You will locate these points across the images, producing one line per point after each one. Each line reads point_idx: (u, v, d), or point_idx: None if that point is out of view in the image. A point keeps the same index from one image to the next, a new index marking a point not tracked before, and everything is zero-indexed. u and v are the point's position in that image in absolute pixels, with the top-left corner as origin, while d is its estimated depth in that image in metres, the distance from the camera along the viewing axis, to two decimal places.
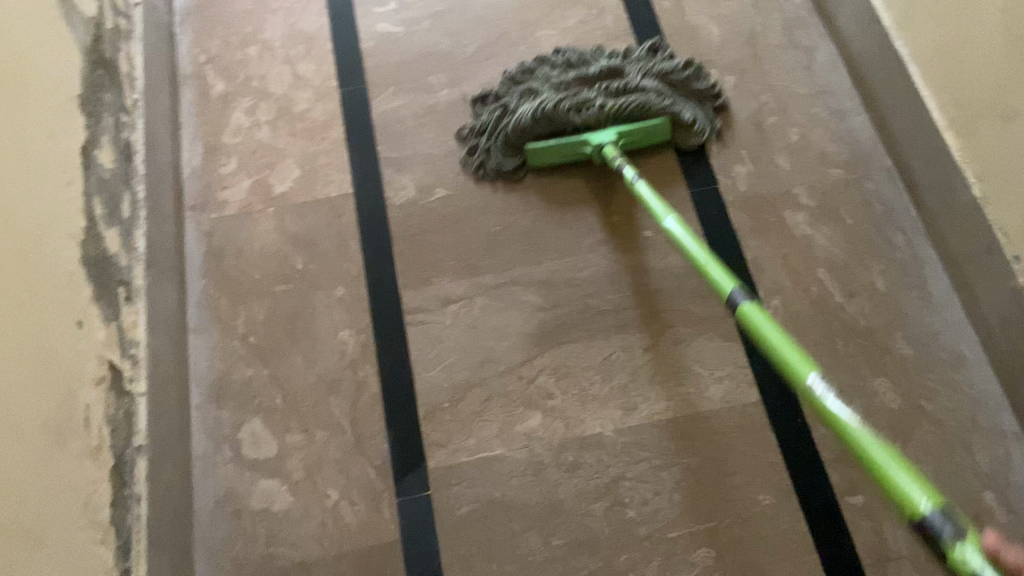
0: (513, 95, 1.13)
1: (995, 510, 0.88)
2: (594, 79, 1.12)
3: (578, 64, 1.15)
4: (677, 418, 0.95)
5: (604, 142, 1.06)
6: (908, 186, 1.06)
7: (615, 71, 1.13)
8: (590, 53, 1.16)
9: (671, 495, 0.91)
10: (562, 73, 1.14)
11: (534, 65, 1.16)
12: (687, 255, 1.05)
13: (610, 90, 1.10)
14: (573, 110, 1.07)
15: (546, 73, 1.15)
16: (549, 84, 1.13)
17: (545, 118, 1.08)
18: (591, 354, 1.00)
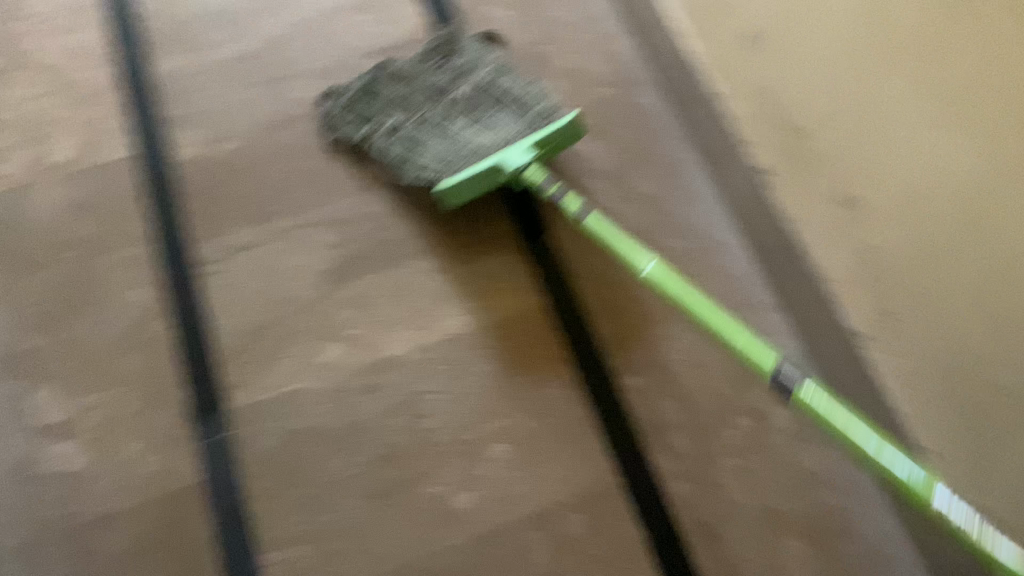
0: (373, 122, 1.10)
1: (757, 374, 0.96)
2: (451, 99, 1.09)
3: (405, 79, 1.12)
4: (471, 329, 0.98)
5: (520, 166, 1.00)
6: (671, 96, 1.13)
7: (458, 79, 1.12)
8: (416, 63, 1.13)
9: (466, 401, 0.94)
10: (406, 98, 1.11)
11: (379, 82, 1.12)
12: None
13: (457, 101, 1.09)
14: (464, 140, 1.03)
15: (387, 92, 1.12)
16: (402, 110, 1.10)
17: (439, 163, 1.03)
18: (385, 280, 1.02)
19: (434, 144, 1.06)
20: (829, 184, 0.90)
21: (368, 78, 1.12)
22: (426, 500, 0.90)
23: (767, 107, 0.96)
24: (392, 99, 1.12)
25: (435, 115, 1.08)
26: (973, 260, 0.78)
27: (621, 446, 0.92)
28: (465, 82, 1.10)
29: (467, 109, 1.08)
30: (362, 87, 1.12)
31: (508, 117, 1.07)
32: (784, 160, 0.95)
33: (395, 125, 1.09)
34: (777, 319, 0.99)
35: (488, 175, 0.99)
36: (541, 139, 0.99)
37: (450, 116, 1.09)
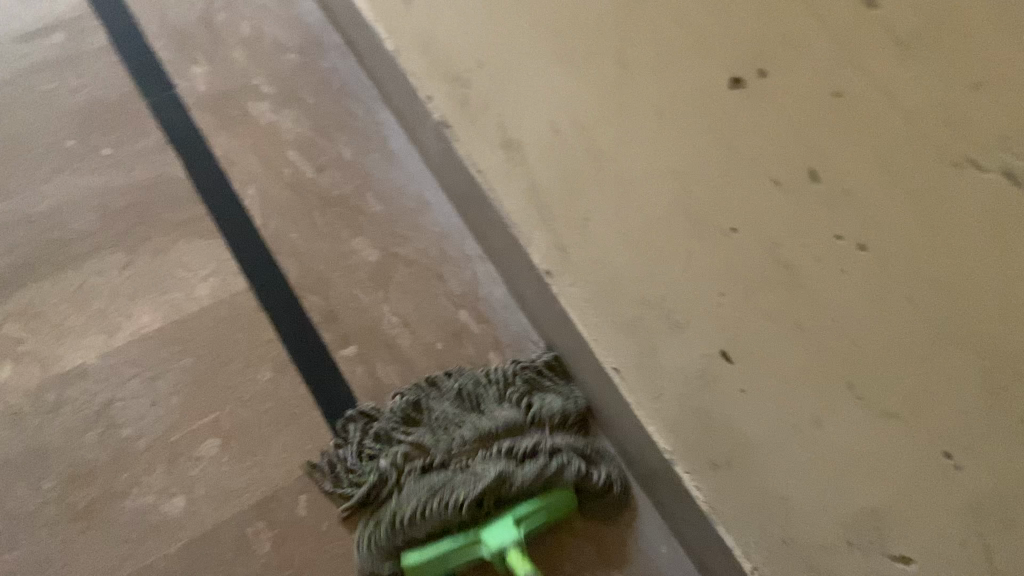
0: (393, 451, 0.86)
1: (471, 322, 0.97)
2: (492, 437, 0.86)
3: (472, 401, 0.89)
4: (166, 326, 0.92)
5: (506, 542, 0.80)
6: (357, 58, 1.11)
7: (520, 423, 0.87)
8: (477, 376, 0.91)
9: (168, 401, 0.89)
10: (455, 426, 0.87)
11: (422, 399, 0.90)
12: (153, 165, 1.01)
13: (506, 449, 0.85)
14: (465, 510, 0.81)
15: (422, 413, 0.89)
16: (438, 443, 0.86)
17: (432, 516, 0.80)
18: (61, 287, 0.93)
19: (455, 493, 0.81)
20: (489, 127, 0.86)
21: (415, 390, 0.91)
22: (130, 513, 0.83)
23: (423, 57, 0.93)
24: (441, 416, 0.89)
25: (464, 457, 0.85)
26: (651, 177, 0.63)
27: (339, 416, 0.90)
28: (513, 411, 0.88)
29: (508, 472, 0.83)
30: (444, 381, 0.91)
31: (538, 449, 0.85)
32: (451, 109, 0.92)
33: (417, 479, 0.84)
34: (484, 268, 1.01)
35: (462, 547, 0.80)
36: (519, 510, 0.82)
37: (466, 473, 0.83)
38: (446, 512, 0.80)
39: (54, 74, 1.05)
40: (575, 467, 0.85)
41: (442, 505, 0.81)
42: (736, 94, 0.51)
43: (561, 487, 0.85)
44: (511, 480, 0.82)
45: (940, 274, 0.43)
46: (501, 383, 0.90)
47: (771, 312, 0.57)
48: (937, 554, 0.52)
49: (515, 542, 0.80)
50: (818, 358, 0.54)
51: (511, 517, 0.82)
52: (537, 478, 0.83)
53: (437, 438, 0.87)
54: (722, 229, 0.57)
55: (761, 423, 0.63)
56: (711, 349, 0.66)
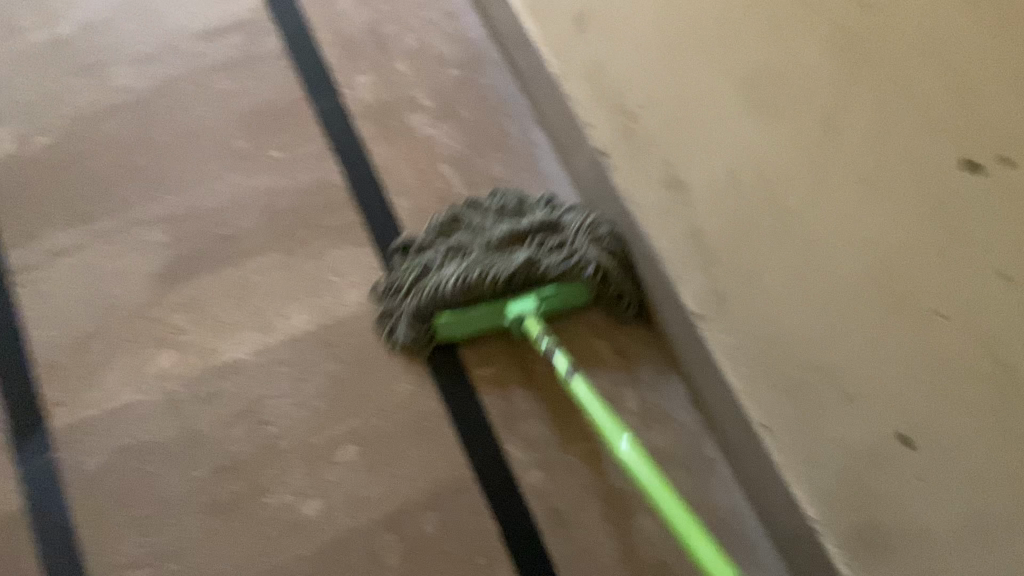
0: (438, 242, 0.97)
1: (608, 356, 0.96)
2: (526, 233, 0.95)
3: (514, 212, 0.99)
4: (315, 329, 0.95)
5: (524, 310, 0.92)
6: (516, 79, 1.11)
7: (552, 221, 0.96)
8: (519, 196, 1.00)
9: (313, 403, 0.91)
10: (492, 225, 0.97)
11: (462, 210, 0.99)
12: (316, 171, 1.04)
13: (534, 241, 0.95)
14: (499, 273, 0.91)
15: (472, 223, 0.98)
16: (474, 237, 0.96)
17: (472, 291, 0.91)
18: (223, 282, 0.97)
19: (491, 275, 0.91)
20: (652, 162, 0.83)
21: (460, 208, 0.99)
22: (271, 510, 0.86)
23: (588, 84, 0.91)
24: (482, 225, 0.97)
25: (494, 235, 0.95)
26: (847, 258, 0.62)
27: (473, 439, 0.91)
28: (545, 213, 0.97)
29: (538, 270, 0.92)
30: (485, 201, 1.00)
31: (569, 247, 0.94)
32: (612, 140, 0.90)
33: (463, 258, 0.94)
34: None
35: (493, 310, 0.93)
36: (546, 291, 0.93)
37: (501, 257, 0.93)
38: (478, 288, 0.91)
39: (230, 74, 1.09)
40: (591, 267, 0.92)
41: (472, 274, 0.91)
42: (975, 183, 0.51)
43: (574, 283, 0.94)
44: (537, 267, 0.92)
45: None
46: (548, 204, 1.00)
47: (988, 420, 0.54)
48: None
49: (533, 313, 0.92)
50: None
51: (536, 295, 0.93)
52: (564, 275, 0.93)
53: (478, 223, 0.97)
54: (931, 313, 0.56)
55: (941, 518, 0.60)
56: (891, 431, 0.63)
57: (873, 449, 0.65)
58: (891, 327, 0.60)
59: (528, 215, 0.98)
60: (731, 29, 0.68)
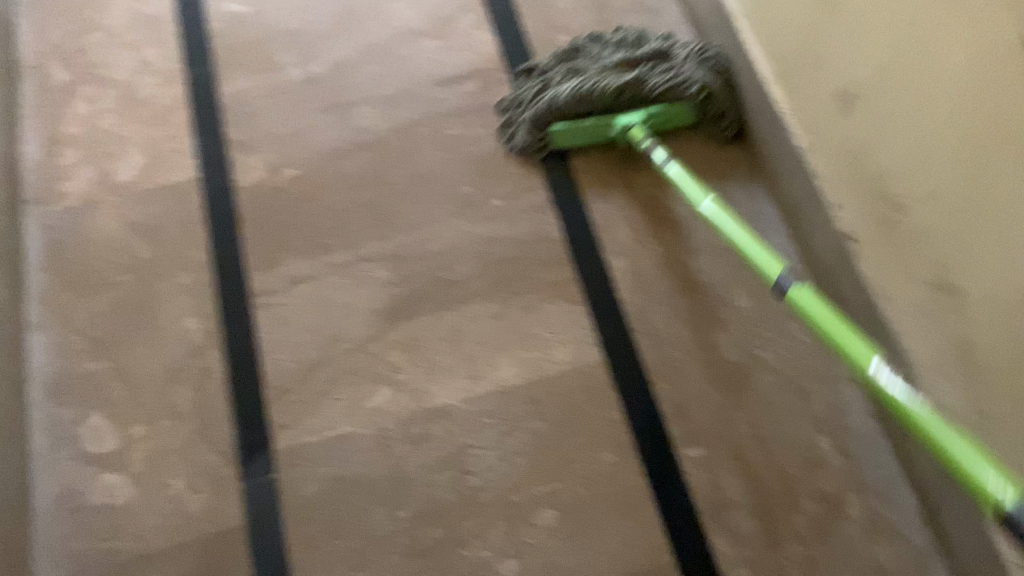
0: (564, 58, 1.09)
1: (830, 453, 0.90)
2: (640, 61, 1.06)
3: (634, 44, 1.09)
4: (523, 383, 0.95)
5: (631, 121, 1.02)
6: (749, 145, 1.07)
7: (663, 52, 1.06)
8: (641, 32, 1.10)
9: (515, 459, 0.91)
10: (609, 52, 1.09)
11: (586, 41, 1.11)
12: (536, 222, 1.05)
13: (643, 57, 1.05)
14: (605, 87, 1.02)
15: (596, 52, 1.09)
16: (596, 57, 1.09)
17: (584, 97, 1.02)
18: (439, 326, 0.99)
19: (598, 81, 1.02)
20: (920, 260, 0.77)
21: (584, 42, 1.11)
22: (468, 563, 0.86)
23: (845, 168, 0.85)
24: (597, 53, 1.09)
25: (610, 62, 1.06)
26: None
27: (678, 523, 0.87)
28: (659, 42, 1.07)
29: (641, 77, 1.02)
30: (609, 37, 1.11)
31: (678, 67, 1.03)
32: (867, 228, 0.84)
33: (579, 75, 1.06)
34: (852, 393, 0.93)
35: (600, 126, 1.04)
36: (653, 110, 1.03)
37: (614, 74, 1.03)
38: (587, 97, 1.02)
39: (461, 120, 1.12)
40: (694, 87, 1.01)
41: (586, 90, 1.02)
42: None
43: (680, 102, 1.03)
44: (641, 85, 1.02)
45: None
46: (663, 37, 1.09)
47: None
48: None
49: (640, 126, 1.02)
50: None
51: (644, 112, 1.03)
52: (674, 93, 1.02)
53: (596, 53, 1.09)
54: None
55: None
56: None
57: None
58: None
59: (643, 45, 1.09)
60: None
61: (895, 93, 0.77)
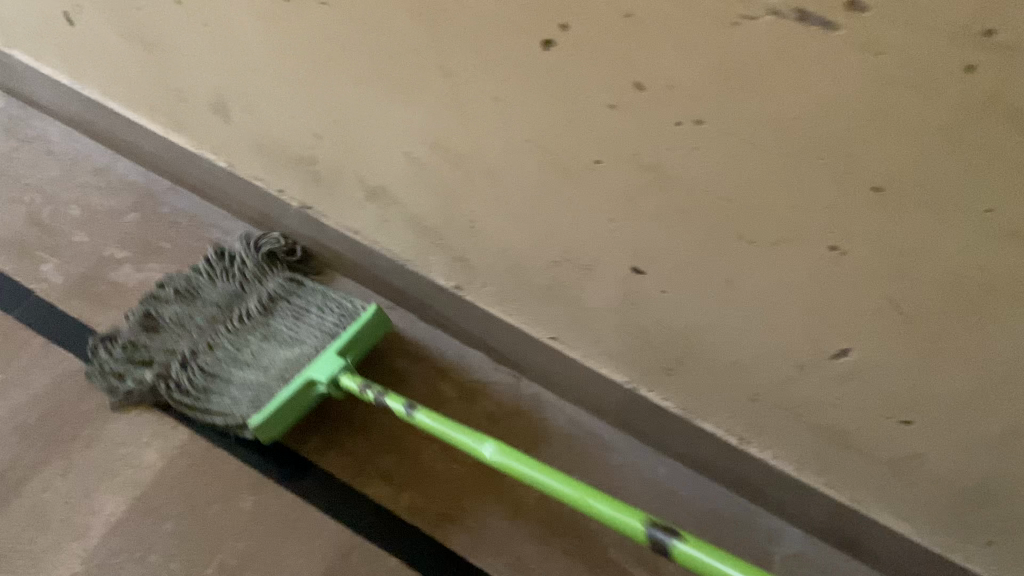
0: (156, 362, 0.96)
1: (409, 366, 1.03)
2: (229, 313, 0.99)
3: (191, 295, 1.01)
4: (133, 503, 0.91)
5: (334, 371, 0.90)
6: (193, 192, 1.15)
7: (239, 290, 1.01)
8: (186, 274, 1.02)
9: (169, 567, 0.87)
10: (185, 317, 0.99)
11: (143, 310, 1.00)
12: (50, 369, 1.01)
13: (258, 314, 0.98)
14: (271, 363, 0.93)
15: (174, 327, 0.98)
16: (193, 341, 0.97)
17: (225, 365, 0.95)
18: (13, 518, 0.90)
19: (224, 350, 0.96)
20: (349, 186, 0.90)
21: (143, 307, 1.00)
22: None
23: (261, 158, 0.96)
24: (176, 319, 0.99)
25: (217, 337, 0.97)
26: (516, 157, 0.70)
27: (362, 518, 0.91)
28: (230, 282, 1.01)
29: (282, 336, 0.96)
30: (161, 295, 1.01)
31: (287, 313, 0.99)
32: (308, 193, 0.97)
33: (178, 352, 0.96)
34: (397, 314, 1.08)
35: (300, 392, 0.90)
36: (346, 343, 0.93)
37: (232, 335, 0.97)
38: (229, 368, 0.95)
39: None
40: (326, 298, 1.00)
41: (253, 375, 0.93)
42: (553, 54, 0.58)
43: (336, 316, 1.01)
44: (272, 332, 0.97)
45: (787, 113, 0.51)
46: (210, 256, 1.04)
47: (661, 209, 0.65)
48: (873, 353, 0.64)
49: (345, 367, 0.91)
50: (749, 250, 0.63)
51: (334, 352, 0.92)
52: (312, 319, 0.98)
53: (185, 339, 0.98)
54: (587, 166, 0.66)
55: (687, 311, 0.74)
56: (625, 270, 0.74)
57: (625, 294, 0.78)
58: (504, 205, 0.77)
59: (210, 284, 1.02)
60: (321, 63, 0.75)
61: (230, 77, 0.85)
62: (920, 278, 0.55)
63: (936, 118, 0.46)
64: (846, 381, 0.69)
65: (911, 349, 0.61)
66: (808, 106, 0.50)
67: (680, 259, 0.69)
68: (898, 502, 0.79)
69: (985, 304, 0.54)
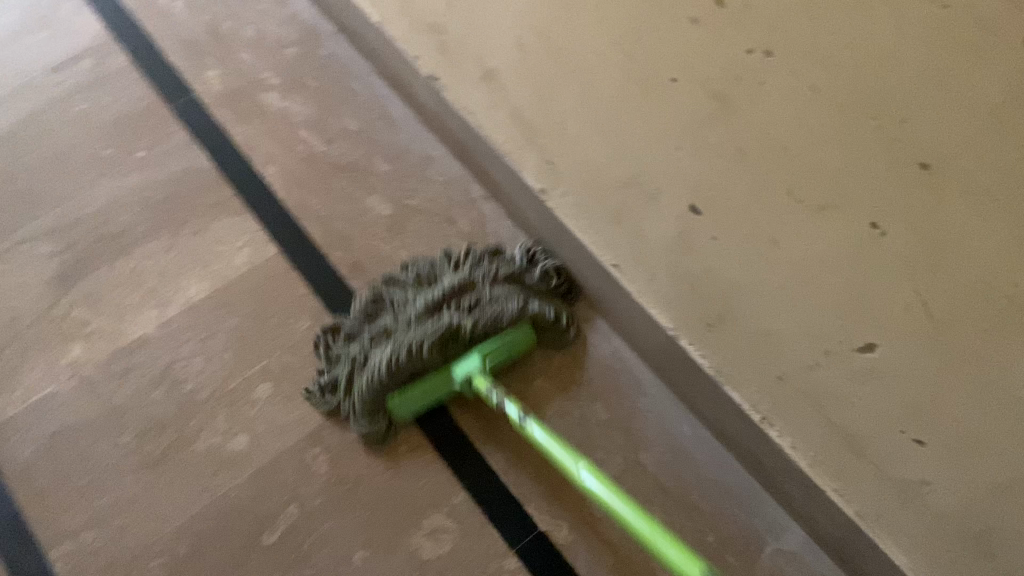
0: (366, 337, 0.94)
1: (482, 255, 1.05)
2: (441, 302, 0.94)
3: (427, 282, 0.98)
4: (212, 293, 1.03)
5: (471, 370, 0.91)
6: (352, 43, 1.21)
7: (462, 283, 0.95)
8: (430, 261, 0.99)
9: (222, 356, 0.99)
10: (410, 302, 0.95)
11: (378, 291, 0.97)
12: (186, 160, 1.13)
13: (463, 311, 0.93)
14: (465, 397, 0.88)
15: (397, 304, 0.96)
16: (399, 317, 0.94)
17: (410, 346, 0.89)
18: (118, 273, 1.05)
19: (417, 331, 0.90)
20: (468, 62, 0.93)
21: (377, 287, 0.98)
22: (202, 452, 0.94)
23: (404, 18, 1.02)
24: (403, 302, 0.96)
25: (417, 314, 0.93)
26: (607, 61, 0.72)
27: None
28: (455, 278, 0.96)
29: (462, 330, 0.91)
30: (398, 275, 0.98)
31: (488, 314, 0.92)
32: (434, 60, 0.99)
33: (389, 337, 0.93)
34: (489, 207, 1.08)
35: (435, 385, 0.91)
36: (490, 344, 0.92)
37: (428, 307, 0.93)
38: (415, 353, 0.89)
39: (85, 96, 1.18)
40: (520, 303, 0.93)
41: (419, 351, 0.89)
42: None
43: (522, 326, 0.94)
44: (462, 328, 0.91)
45: (912, 59, 0.55)
46: (457, 253, 0.99)
47: (726, 146, 0.64)
48: (896, 360, 0.61)
49: (480, 367, 0.91)
50: (796, 216, 0.62)
51: (478, 351, 0.92)
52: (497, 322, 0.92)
53: (397, 321, 0.94)
54: (660, 82, 0.67)
55: (744, 265, 0.67)
56: (683, 207, 0.71)
57: (683, 234, 0.72)
58: (592, 106, 0.75)
59: (443, 275, 0.98)
60: None
61: None
62: (952, 282, 0.56)
63: (994, 94, 0.53)
64: (878, 376, 0.62)
65: (931, 361, 0.59)
66: (914, 80, 0.55)
67: (740, 205, 0.66)
68: (920, 543, 0.69)
69: (1011, 322, 0.54)
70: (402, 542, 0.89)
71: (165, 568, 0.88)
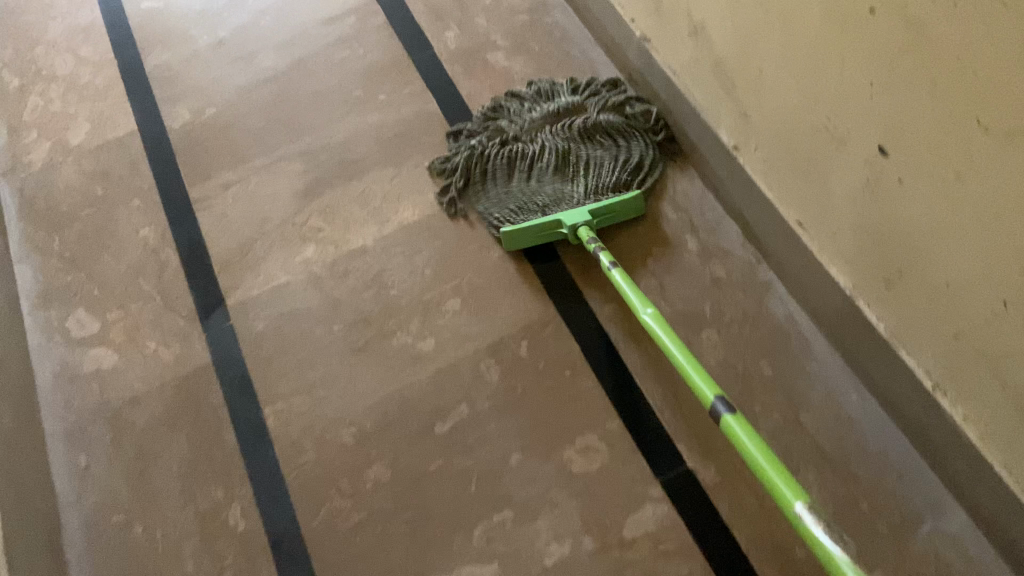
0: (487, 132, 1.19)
1: (668, 211, 1.11)
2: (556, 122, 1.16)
3: (545, 96, 1.20)
4: (423, 218, 1.17)
5: (579, 221, 1.04)
6: (577, 15, 1.32)
7: (575, 107, 1.17)
8: (553, 83, 1.21)
9: (424, 271, 1.12)
10: (528, 112, 1.19)
11: (501, 100, 1.22)
12: (418, 104, 1.29)
13: (574, 130, 1.14)
14: (546, 183, 1.11)
15: (515, 112, 1.20)
16: (518, 126, 1.17)
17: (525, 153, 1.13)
18: (350, 193, 1.22)
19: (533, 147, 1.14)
20: (679, 19, 1.00)
21: (503, 96, 1.22)
22: (396, 347, 1.07)
23: None
24: (521, 112, 1.19)
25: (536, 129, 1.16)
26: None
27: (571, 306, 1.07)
28: (571, 99, 1.17)
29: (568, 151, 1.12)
30: (523, 90, 1.22)
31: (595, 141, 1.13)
32: (650, 24, 1.08)
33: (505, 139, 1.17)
34: (682, 169, 1.14)
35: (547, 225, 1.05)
36: (600, 206, 1.06)
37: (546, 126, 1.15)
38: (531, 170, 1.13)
39: (346, 47, 1.37)
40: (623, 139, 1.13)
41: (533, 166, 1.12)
42: None
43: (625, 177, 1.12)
44: (570, 151, 1.12)
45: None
46: (576, 81, 1.21)
47: (919, 76, 0.63)
48: None
49: (587, 222, 1.04)
50: (988, 145, 0.60)
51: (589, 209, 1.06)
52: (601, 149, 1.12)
53: (515, 126, 1.17)
54: (863, 13, 0.67)
55: (921, 207, 0.70)
56: (873, 147, 0.73)
57: (870, 178, 0.76)
58: (793, 50, 0.79)
59: (560, 96, 1.19)
60: None
61: None
62: None
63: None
64: None
65: None
66: None
67: (927, 143, 0.66)
68: None
69: None
70: (556, 452, 0.96)
71: (354, 436, 1.00)
